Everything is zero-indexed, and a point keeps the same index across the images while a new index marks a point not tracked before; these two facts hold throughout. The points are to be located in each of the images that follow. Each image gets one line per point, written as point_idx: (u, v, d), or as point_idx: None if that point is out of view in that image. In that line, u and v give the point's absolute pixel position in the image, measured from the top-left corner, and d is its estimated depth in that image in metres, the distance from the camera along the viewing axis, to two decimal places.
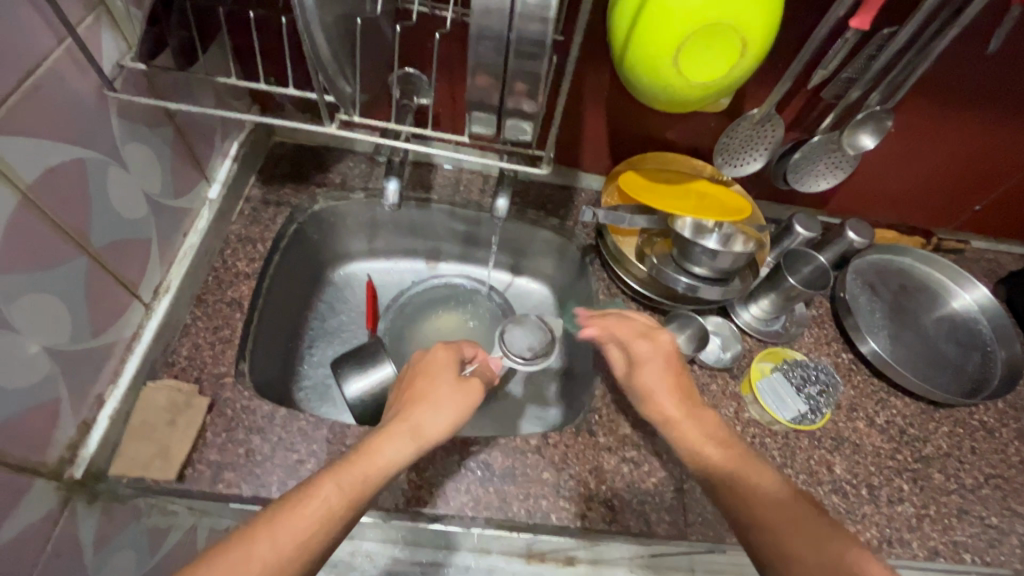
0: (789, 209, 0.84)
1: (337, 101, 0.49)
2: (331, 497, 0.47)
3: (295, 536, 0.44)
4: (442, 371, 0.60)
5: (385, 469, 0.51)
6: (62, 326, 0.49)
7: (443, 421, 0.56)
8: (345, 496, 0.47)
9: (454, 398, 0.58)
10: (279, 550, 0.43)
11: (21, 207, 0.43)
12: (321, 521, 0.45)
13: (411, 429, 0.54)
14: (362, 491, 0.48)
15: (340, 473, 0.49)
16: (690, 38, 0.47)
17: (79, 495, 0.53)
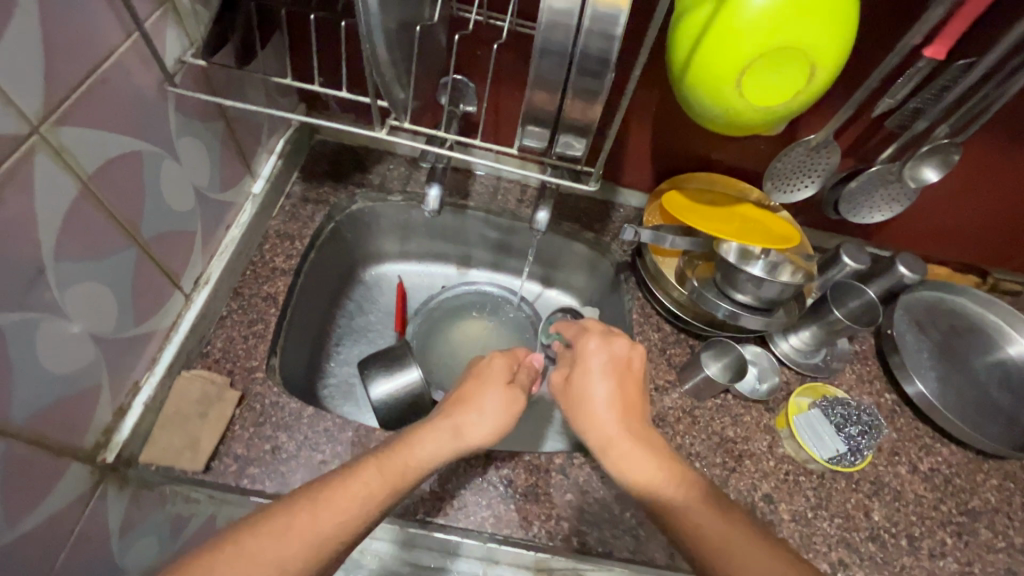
0: (836, 238, 0.81)
1: (390, 106, 0.49)
2: (369, 483, 0.48)
3: (332, 517, 0.46)
4: (493, 378, 0.59)
5: (422, 463, 0.51)
6: (110, 313, 0.50)
7: (485, 431, 0.55)
8: (388, 483, 0.49)
9: (497, 409, 0.56)
10: (321, 529, 0.45)
11: (81, 195, 0.44)
12: (361, 504, 0.47)
13: (460, 431, 0.54)
14: (399, 479, 0.50)
15: (380, 461, 0.50)
16: (756, 61, 0.45)
17: (111, 479, 0.54)
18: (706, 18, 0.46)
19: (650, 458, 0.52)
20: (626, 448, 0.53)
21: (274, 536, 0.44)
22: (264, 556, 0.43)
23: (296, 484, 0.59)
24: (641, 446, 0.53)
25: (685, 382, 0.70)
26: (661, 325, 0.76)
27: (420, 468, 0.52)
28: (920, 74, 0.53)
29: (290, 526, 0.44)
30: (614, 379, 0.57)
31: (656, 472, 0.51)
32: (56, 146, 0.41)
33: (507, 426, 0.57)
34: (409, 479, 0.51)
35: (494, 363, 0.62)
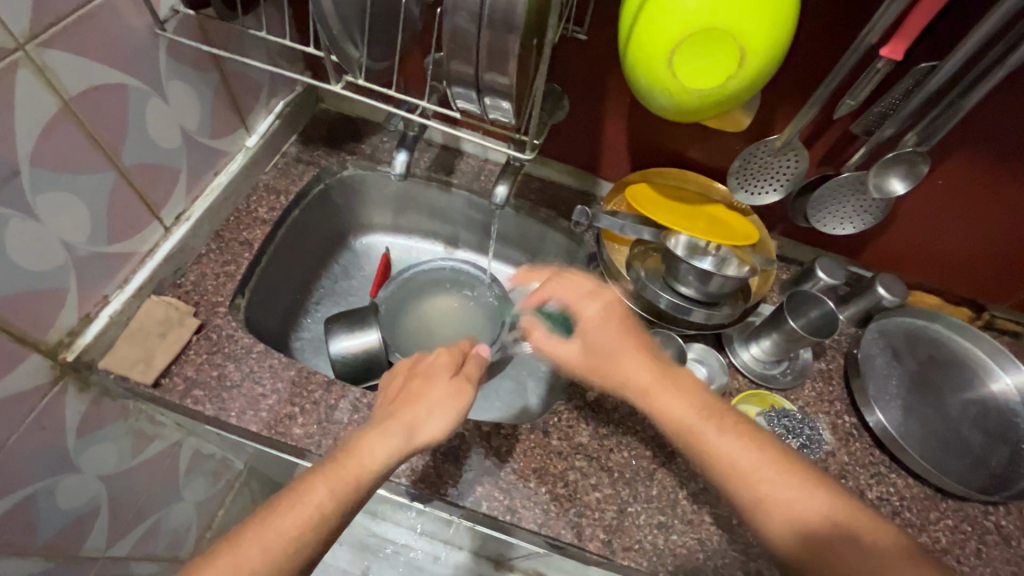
0: (815, 251, 0.79)
1: (344, 63, 0.53)
2: (319, 496, 0.49)
3: (281, 537, 0.47)
4: (438, 373, 0.60)
5: (374, 464, 0.52)
6: (82, 226, 0.56)
7: (437, 422, 0.56)
8: (335, 491, 0.50)
9: (439, 402, 0.57)
10: (270, 549, 0.46)
11: (60, 113, 0.50)
12: (311, 517, 0.48)
13: (404, 427, 0.55)
14: (345, 489, 0.50)
15: (322, 475, 0.51)
16: (686, 42, 0.46)
17: (70, 377, 0.60)
18: None
19: (778, 476, 0.51)
20: (747, 464, 0.52)
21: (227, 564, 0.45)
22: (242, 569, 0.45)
23: (232, 411, 0.63)
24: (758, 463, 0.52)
25: None
26: None
27: (369, 473, 0.52)
28: (879, 74, 0.52)
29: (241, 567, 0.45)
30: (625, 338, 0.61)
31: (798, 489, 0.50)
32: (38, 65, 0.47)
33: (457, 417, 0.57)
34: (361, 487, 0.51)
35: (439, 358, 0.62)
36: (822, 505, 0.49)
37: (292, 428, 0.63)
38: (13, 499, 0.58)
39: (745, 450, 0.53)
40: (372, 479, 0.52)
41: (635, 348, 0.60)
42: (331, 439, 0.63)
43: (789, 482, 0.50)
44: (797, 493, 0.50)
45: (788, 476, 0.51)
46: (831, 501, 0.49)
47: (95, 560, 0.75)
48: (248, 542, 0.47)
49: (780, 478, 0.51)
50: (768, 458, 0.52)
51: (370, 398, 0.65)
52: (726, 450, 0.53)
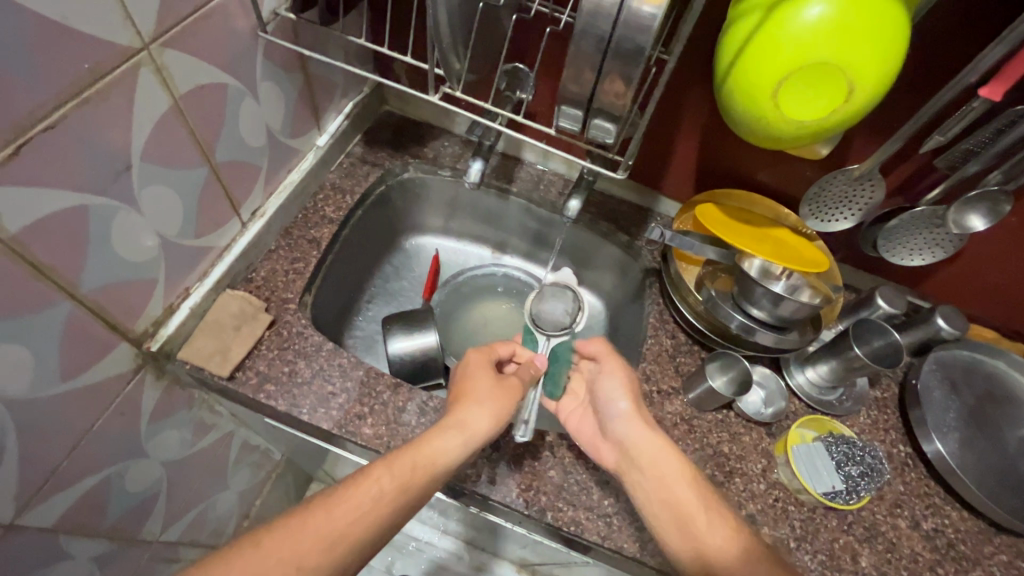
0: (874, 280, 0.79)
1: (446, 74, 0.54)
2: (382, 480, 0.49)
3: (345, 515, 0.47)
4: (479, 370, 0.62)
5: (441, 462, 0.53)
6: (175, 219, 0.57)
7: (489, 418, 0.57)
8: (404, 483, 0.50)
9: (491, 399, 0.59)
10: (332, 526, 0.46)
11: (171, 110, 0.51)
12: (373, 503, 0.48)
13: (468, 423, 0.56)
14: (413, 484, 0.50)
15: (387, 469, 0.50)
16: (796, 72, 0.46)
17: (150, 366, 0.61)
18: (755, 25, 0.47)
19: (715, 524, 0.55)
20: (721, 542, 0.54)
21: (290, 538, 0.45)
22: (303, 541, 0.45)
23: (304, 407, 0.64)
24: (681, 497, 0.57)
25: (689, 391, 0.71)
26: (676, 333, 0.76)
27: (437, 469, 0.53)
28: (974, 113, 0.52)
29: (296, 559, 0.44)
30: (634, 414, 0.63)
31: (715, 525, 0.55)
32: (158, 64, 0.47)
33: (507, 415, 0.59)
34: (427, 483, 0.52)
35: (473, 360, 0.63)
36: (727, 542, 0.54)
37: (361, 428, 0.64)
38: (91, 484, 0.59)
39: (679, 484, 0.58)
40: (439, 475, 0.53)
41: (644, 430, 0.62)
42: (400, 440, 0.64)
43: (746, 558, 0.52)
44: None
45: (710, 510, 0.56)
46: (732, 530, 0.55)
47: (150, 544, 0.76)
48: (314, 527, 0.46)
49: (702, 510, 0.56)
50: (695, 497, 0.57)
51: (437, 403, 0.66)
52: (703, 541, 0.54)
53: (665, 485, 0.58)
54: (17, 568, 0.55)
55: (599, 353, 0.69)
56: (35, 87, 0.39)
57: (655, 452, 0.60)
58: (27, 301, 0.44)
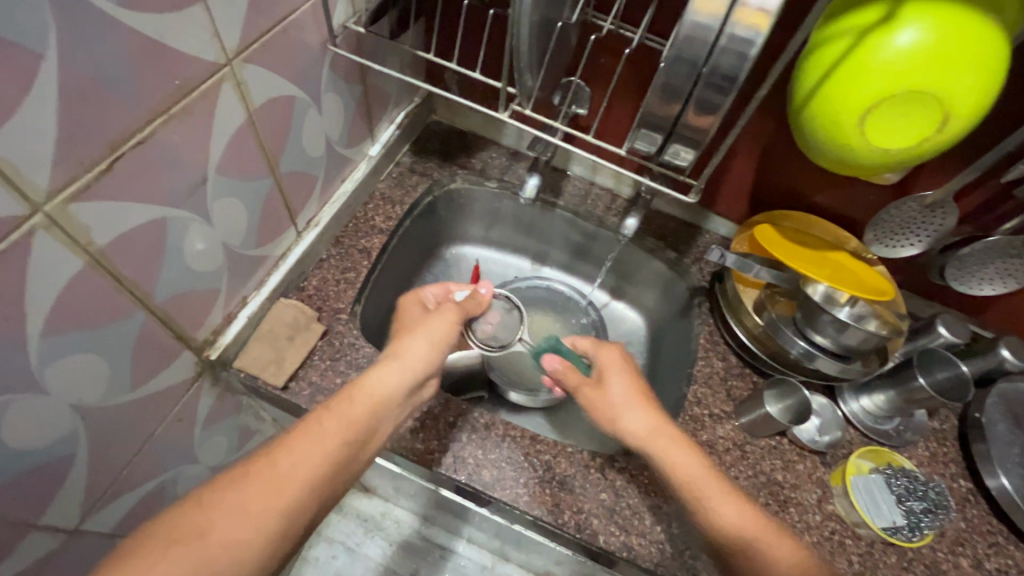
0: (934, 307, 0.77)
1: (518, 92, 0.53)
2: (324, 422, 0.48)
3: (292, 464, 0.45)
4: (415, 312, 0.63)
5: (383, 398, 0.52)
6: (240, 229, 0.57)
7: (423, 346, 0.57)
8: (346, 419, 0.49)
9: (426, 334, 0.58)
10: (280, 474, 0.44)
11: (245, 122, 0.51)
12: (320, 448, 0.46)
13: (403, 356, 0.55)
14: (356, 421, 0.50)
15: (329, 412, 0.49)
16: (887, 100, 0.45)
17: (207, 372, 0.61)
18: (844, 51, 0.46)
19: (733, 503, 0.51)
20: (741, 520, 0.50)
21: (237, 495, 0.42)
22: (252, 494, 0.43)
23: None
24: (695, 484, 0.53)
25: (742, 416, 0.69)
26: (727, 355, 0.75)
27: (380, 403, 0.52)
28: None
29: (245, 504, 0.42)
30: (637, 400, 0.59)
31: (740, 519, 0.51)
32: (238, 78, 0.48)
33: (441, 340, 0.58)
34: (373, 423, 0.51)
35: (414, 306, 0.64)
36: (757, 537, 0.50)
37: (413, 443, 0.64)
38: (146, 489, 0.59)
39: (691, 461, 0.54)
40: (384, 410, 0.52)
41: (646, 405, 0.59)
42: (451, 456, 0.63)
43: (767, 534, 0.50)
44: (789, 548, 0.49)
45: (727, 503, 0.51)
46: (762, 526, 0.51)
47: None
48: (265, 471, 0.44)
49: (726, 504, 0.51)
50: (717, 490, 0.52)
51: (487, 419, 0.66)
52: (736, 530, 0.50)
53: (683, 470, 0.54)
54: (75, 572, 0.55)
55: (603, 366, 0.63)
56: (133, 103, 0.39)
57: (660, 442, 0.56)
58: (108, 312, 0.44)
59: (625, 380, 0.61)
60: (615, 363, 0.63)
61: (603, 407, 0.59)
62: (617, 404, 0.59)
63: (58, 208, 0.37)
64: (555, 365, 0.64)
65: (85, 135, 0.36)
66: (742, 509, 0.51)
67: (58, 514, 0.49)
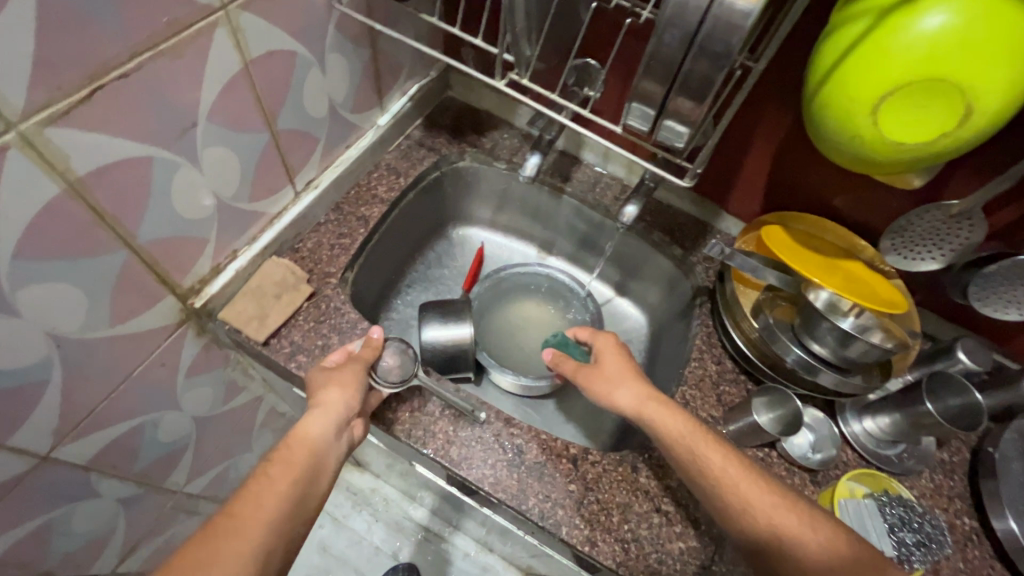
0: (956, 331, 0.71)
1: (515, 61, 0.52)
2: (267, 472, 0.49)
3: (251, 513, 0.46)
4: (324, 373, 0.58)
5: (317, 440, 0.53)
6: (231, 181, 0.58)
7: (337, 393, 0.56)
8: (290, 464, 0.50)
9: (336, 379, 0.57)
10: (242, 530, 0.44)
11: (240, 72, 0.51)
12: (271, 495, 0.47)
13: (325, 402, 0.55)
14: (299, 463, 0.50)
15: (271, 464, 0.50)
16: (903, 87, 0.41)
17: (192, 321, 0.62)
18: (860, 34, 0.43)
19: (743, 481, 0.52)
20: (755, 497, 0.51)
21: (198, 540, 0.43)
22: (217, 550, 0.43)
23: None
24: (701, 462, 0.53)
25: (730, 423, 0.66)
26: (723, 359, 0.72)
27: (319, 446, 0.52)
28: None
29: (217, 555, 0.42)
30: (631, 380, 0.59)
31: (766, 506, 0.50)
32: (234, 25, 0.48)
33: (359, 383, 0.58)
34: (317, 464, 0.51)
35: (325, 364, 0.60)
36: (800, 522, 0.50)
37: (385, 412, 0.63)
38: (124, 427, 0.61)
39: (706, 448, 0.54)
40: (323, 452, 0.52)
41: (637, 380, 0.60)
42: (421, 430, 0.62)
43: (783, 510, 0.50)
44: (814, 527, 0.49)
45: (751, 490, 0.51)
46: (799, 517, 0.50)
47: (174, 493, 0.78)
48: (225, 526, 0.44)
49: (729, 478, 0.52)
50: (729, 476, 0.52)
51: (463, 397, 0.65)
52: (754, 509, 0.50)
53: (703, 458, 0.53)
54: (48, 499, 0.57)
55: (599, 350, 0.64)
56: (114, 38, 0.39)
57: (650, 411, 0.57)
58: (86, 245, 0.45)
59: (619, 361, 0.62)
60: (611, 352, 0.64)
61: (596, 386, 0.60)
62: (609, 381, 0.60)
63: (33, 128, 0.37)
64: (549, 356, 0.67)
65: (60, 60, 0.37)
66: (764, 492, 0.51)
67: (28, 437, 0.50)
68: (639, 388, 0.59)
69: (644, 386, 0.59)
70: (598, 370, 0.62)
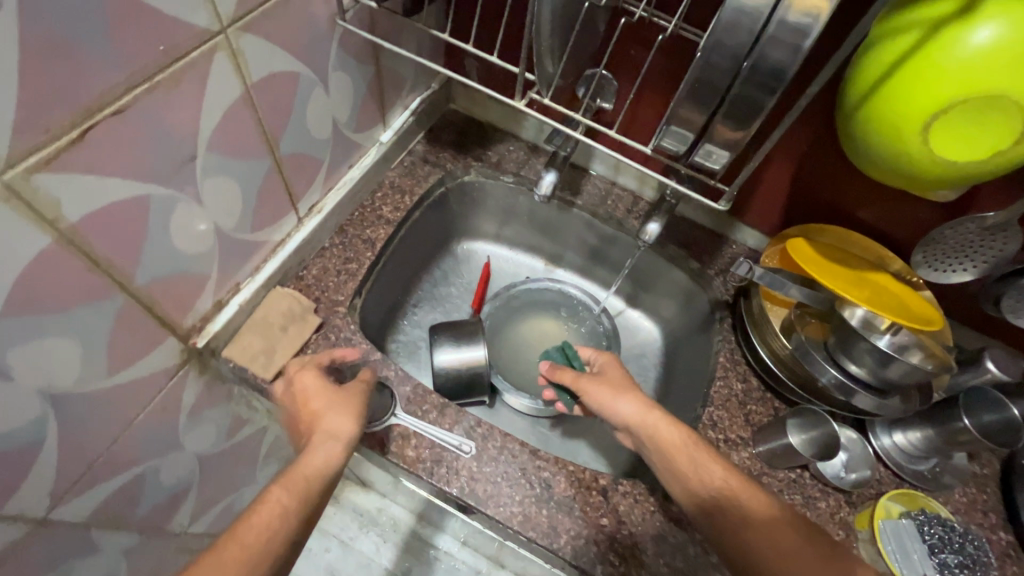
0: (983, 340, 0.70)
1: (537, 79, 0.49)
2: (279, 502, 0.47)
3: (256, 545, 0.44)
4: (317, 391, 0.56)
5: (324, 468, 0.51)
6: (234, 212, 0.54)
7: (341, 420, 0.54)
8: (299, 496, 0.48)
9: (338, 404, 0.55)
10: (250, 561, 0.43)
11: (241, 98, 0.48)
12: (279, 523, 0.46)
13: (330, 427, 0.53)
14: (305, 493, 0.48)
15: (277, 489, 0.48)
16: (958, 106, 0.39)
17: (194, 361, 0.58)
18: (910, 47, 0.40)
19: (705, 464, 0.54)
20: (714, 477, 0.53)
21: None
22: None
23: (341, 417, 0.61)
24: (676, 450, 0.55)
25: (760, 443, 0.64)
26: (747, 377, 0.70)
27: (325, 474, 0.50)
28: None
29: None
30: (628, 389, 0.62)
31: (722, 483, 0.52)
32: (234, 48, 0.44)
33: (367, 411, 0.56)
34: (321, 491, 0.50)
35: (308, 381, 0.57)
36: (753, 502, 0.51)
37: (404, 449, 0.60)
38: (124, 478, 0.56)
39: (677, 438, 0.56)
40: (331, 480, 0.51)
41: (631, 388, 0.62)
42: (443, 467, 0.59)
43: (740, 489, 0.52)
44: (768, 507, 0.51)
45: (713, 470, 0.53)
46: (767, 509, 0.51)
47: (178, 536, 0.74)
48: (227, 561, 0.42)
49: (693, 458, 0.55)
50: (718, 480, 0.53)
51: (484, 429, 0.62)
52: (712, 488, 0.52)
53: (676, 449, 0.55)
54: (45, 562, 0.53)
55: (603, 365, 0.67)
56: (105, 73, 0.36)
57: (646, 418, 0.58)
58: (80, 293, 0.41)
59: (619, 375, 0.65)
60: (611, 365, 0.67)
61: (597, 395, 0.62)
62: (610, 391, 0.62)
63: (19, 178, 0.34)
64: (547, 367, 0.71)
65: (47, 100, 0.33)
66: (736, 483, 0.53)
67: (21, 503, 0.46)
68: (634, 396, 0.61)
69: (637, 393, 0.61)
70: (597, 381, 0.64)
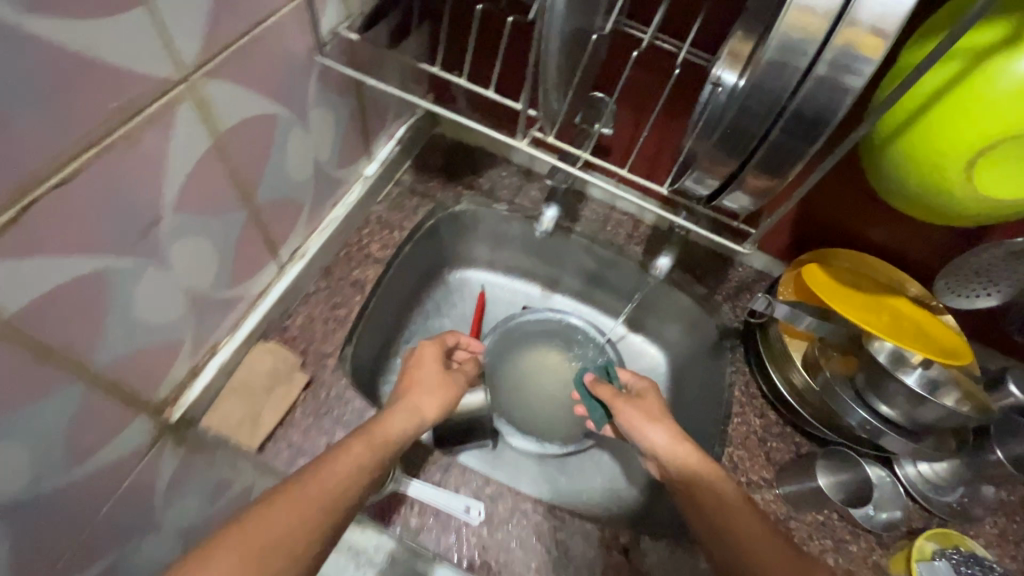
0: (1001, 361, 0.68)
1: (541, 116, 0.45)
2: (290, 497, 0.40)
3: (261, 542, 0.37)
4: (430, 363, 0.60)
5: (388, 443, 0.49)
6: (209, 272, 0.49)
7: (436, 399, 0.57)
8: (306, 503, 0.41)
9: (438, 386, 0.58)
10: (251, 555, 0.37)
11: (211, 151, 0.42)
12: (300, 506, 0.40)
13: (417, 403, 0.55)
14: (326, 493, 0.42)
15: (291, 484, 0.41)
16: (1006, 141, 0.36)
17: (170, 436, 0.52)
18: (947, 80, 0.37)
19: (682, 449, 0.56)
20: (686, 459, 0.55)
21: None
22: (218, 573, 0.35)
23: None
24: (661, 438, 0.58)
25: (784, 484, 0.61)
26: (765, 411, 0.66)
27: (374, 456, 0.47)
28: None
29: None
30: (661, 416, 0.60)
31: (689, 462, 0.55)
32: (200, 97, 0.39)
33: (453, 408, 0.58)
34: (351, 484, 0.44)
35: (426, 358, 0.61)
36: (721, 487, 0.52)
37: (409, 517, 0.55)
38: None
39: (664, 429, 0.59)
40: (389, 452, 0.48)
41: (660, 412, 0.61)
42: (452, 534, 0.55)
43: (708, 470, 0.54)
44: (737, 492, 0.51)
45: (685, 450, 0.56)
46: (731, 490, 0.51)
47: None
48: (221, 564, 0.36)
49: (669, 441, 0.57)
50: (689, 459, 0.55)
51: (494, 488, 0.57)
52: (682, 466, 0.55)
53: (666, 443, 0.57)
54: None
55: (641, 390, 0.65)
56: (48, 143, 0.31)
57: (676, 444, 0.57)
58: (28, 389, 0.36)
59: (657, 402, 0.63)
60: (648, 390, 0.65)
61: (628, 416, 0.62)
62: (644, 416, 0.61)
63: None
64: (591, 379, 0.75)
65: None
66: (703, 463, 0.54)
67: None
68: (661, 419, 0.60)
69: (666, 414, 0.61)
70: (631, 403, 0.63)
